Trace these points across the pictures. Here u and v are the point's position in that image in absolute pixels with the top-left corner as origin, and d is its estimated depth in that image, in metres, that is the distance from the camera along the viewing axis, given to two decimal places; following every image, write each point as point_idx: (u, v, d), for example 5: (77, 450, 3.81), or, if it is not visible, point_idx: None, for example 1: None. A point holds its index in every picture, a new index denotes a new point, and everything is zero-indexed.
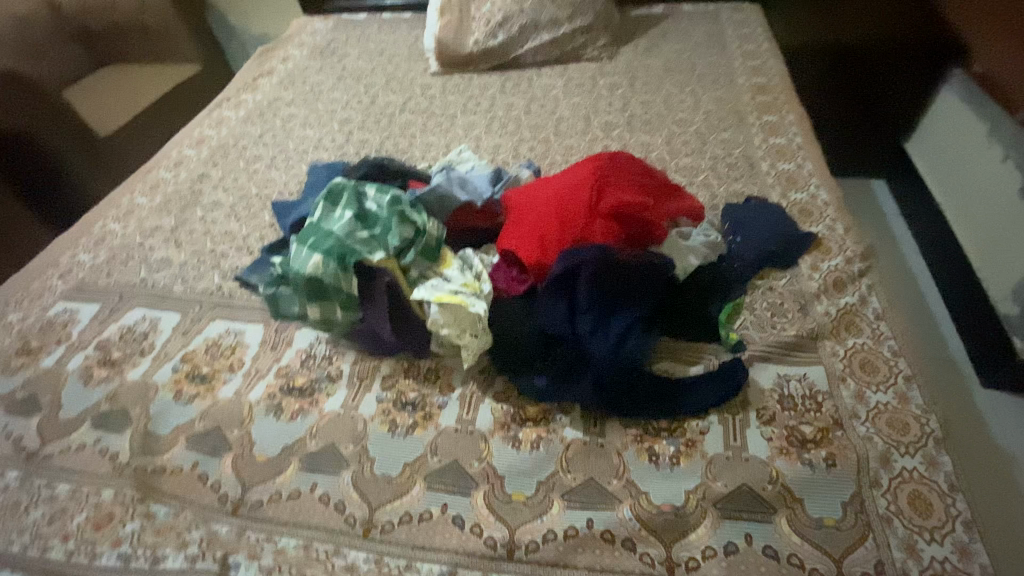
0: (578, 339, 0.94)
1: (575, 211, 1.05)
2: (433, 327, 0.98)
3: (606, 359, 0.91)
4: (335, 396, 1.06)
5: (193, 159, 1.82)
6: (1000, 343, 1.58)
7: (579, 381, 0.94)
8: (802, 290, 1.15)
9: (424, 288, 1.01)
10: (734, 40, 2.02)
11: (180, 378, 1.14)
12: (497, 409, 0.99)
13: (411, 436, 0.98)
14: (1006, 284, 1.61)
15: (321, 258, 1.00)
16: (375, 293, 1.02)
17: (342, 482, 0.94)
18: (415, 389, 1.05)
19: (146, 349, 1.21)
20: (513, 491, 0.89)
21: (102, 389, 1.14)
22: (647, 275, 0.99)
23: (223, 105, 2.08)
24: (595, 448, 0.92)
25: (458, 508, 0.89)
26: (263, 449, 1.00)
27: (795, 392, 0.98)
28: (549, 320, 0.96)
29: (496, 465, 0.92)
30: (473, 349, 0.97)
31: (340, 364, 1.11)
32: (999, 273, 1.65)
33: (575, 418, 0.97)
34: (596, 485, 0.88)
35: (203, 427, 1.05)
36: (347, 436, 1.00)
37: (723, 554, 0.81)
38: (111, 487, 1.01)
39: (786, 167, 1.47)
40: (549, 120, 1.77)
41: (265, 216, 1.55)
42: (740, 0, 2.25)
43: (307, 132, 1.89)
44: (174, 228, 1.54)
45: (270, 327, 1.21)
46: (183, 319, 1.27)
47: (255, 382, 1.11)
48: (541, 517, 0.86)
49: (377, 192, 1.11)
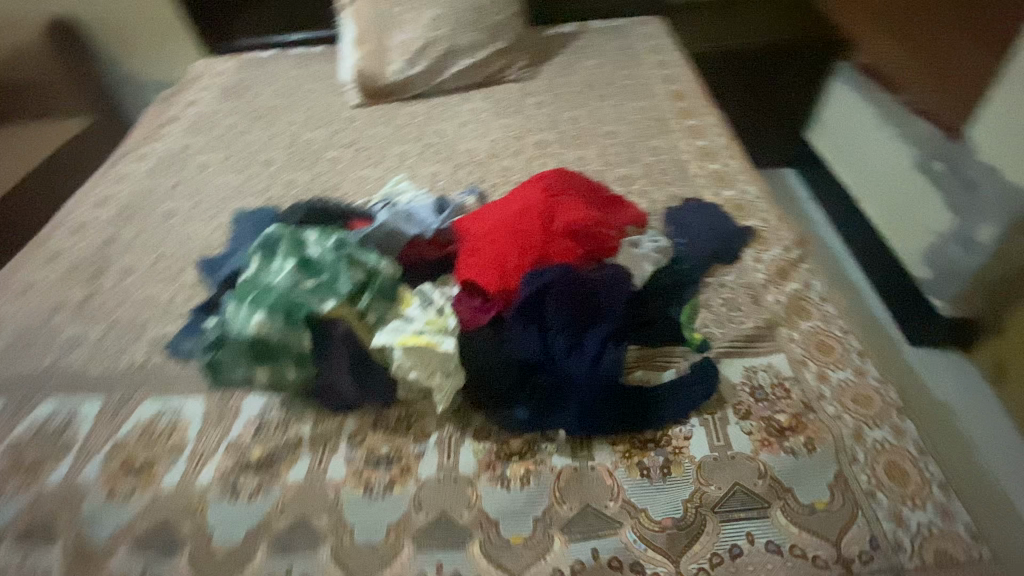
0: (553, 363, 0.93)
1: (531, 232, 1.04)
2: (401, 372, 0.94)
3: (586, 381, 0.90)
4: (298, 464, 0.97)
5: (97, 221, 1.64)
6: (917, 304, 1.76)
7: (560, 407, 0.92)
8: (752, 282, 1.18)
9: (386, 332, 0.95)
10: (645, 52, 2.12)
11: (112, 473, 0.99)
12: (479, 449, 0.95)
13: (391, 495, 0.91)
14: (916, 251, 1.82)
15: (266, 315, 0.91)
16: (330, 345, 0.94)
17: (321, 560, 0.85)
18: (387, 442, 0.98)
19: (66, 445, 1.05)
20: (510, 535, 0.85)
21: (16, 501, 0.98)
22: (610, 290, 1.00)
23: (125, 159, 1.90)
24: (587, 472, 0.90)
25: (454, 564, 0.83)
26: (223, 539, 0.89)
27: (764, 382, 1.00)
28: (522, 348, 0.93)
29: (488, 509, 0.88)
30: (446, 390, 0.92)
31: (298, 428, 1.01)
32: (907, 242, 1.86)
33: (561, 445, 0.94)
34: (594, 511, 0.86)
35: (147, 525, 0.91)
36: (318, 506, 0.91)
37: (730, 558, 0.80)
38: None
39: (714, 167, 1.53)
40: (482, 143, 1.76)
41: (189, 275, 1.41)
42: (644, 15, 2.37)
43: (225, 179, 1.76)
44: (83, 301, 1.37)
45: (211, 397, 1.09)
46: (107, 403, 1.12)
47: (203, 463, 0.99)
48: (543, 557, 0.82)
49: (319, 236, 1.04)
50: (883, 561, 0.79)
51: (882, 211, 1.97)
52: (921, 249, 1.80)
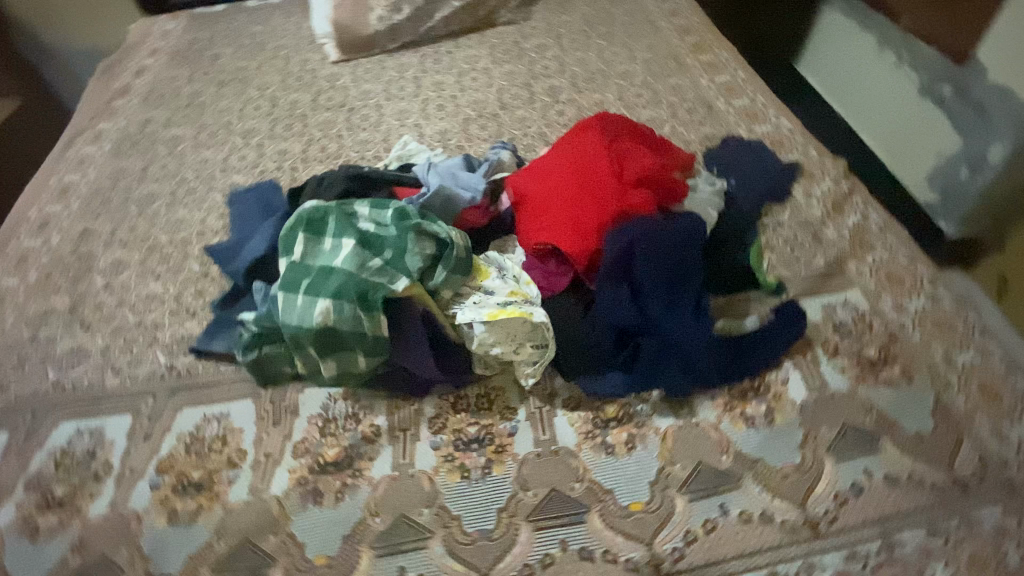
0: (652, 323, 0.89)
1: (603, 184, 0.96)
2: (484, 348, 0.87)
3: (688, 338, 0.88)
4: (381, 458, 0.89)
5: (63, 215, 1.43)
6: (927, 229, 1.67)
7: (664, 367, 0.88)
8: (808, 218, 1.16)
9: (467, 307, 0.87)
10: None
11: (166, 495, 0.89)
12: (574, 419, 0.90)
13: (491, 478, 0.86)
14: (920, 174, 1.73)
15: (333, 303, 0.81)
16: (406, 327, 0.85)
17: (434, 556, 0.80)
18: (474, 423, 0.91)
19: (101, 471, 0.93)
20: (630, 502, 0.81)
21: (59, 541, 0.86)
22: (695, 241, 0.94)
23: (77, 141, 1.66)
24: (692, 429, 0.87)
25: (579, 540, 0.79)
26: (318, 549, 0.82)
27: (846, 318, 0.99)
28: (619, 311, 0.88)
29: (599, 480, 0.84)
30: (540, 360, 0.88)
31: (372, 419, 0.93)
32: (909, 165, 1.77)
33: (658, 404, 0.90)
34: (708, 467, 0.83)
35: (226, 546, 0.83)
36: (416, 500, 0.85)
37: (854, 496, 0.80)
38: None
39: (741, 103, 1.48)
40: (489, 94, 1.63)
41: (193, 265, 1.26)
42: None
43: (205, 155, 1.57)
44: (74, 308, 1.21)
45: (261, 398, 0.99)
46: (138, 419, 0.99)
47: (272, 471, 0.90)
48: (670, 520, 0.79)
49: (372, 209, 0.92)
50: (995, 478, 0.81)
51: (880, 135, 1.87)
52: (925, 172, 1.71)
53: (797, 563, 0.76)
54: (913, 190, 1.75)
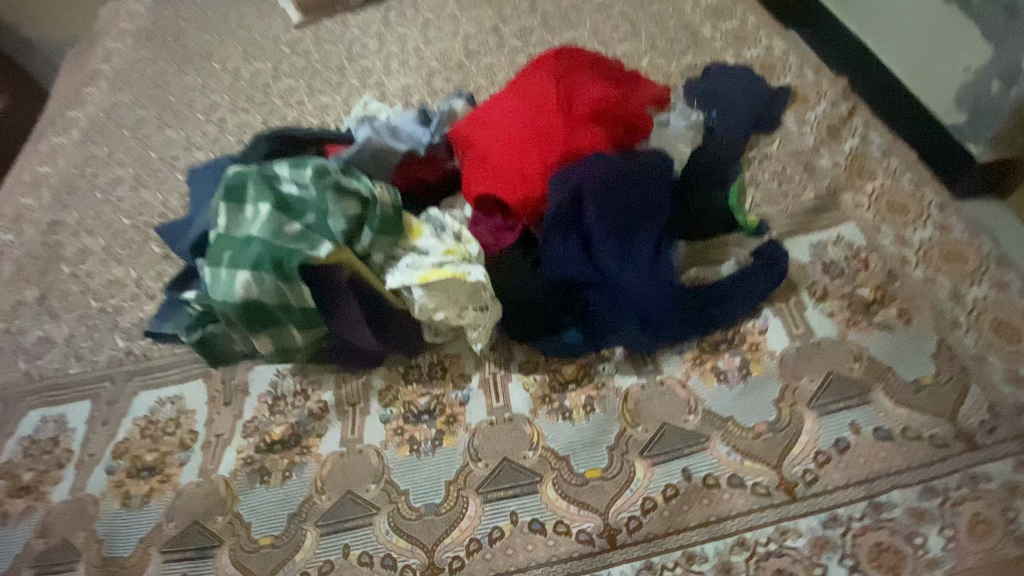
0: (606, 273, 0.80)
1: (550, 126, 0.86)
2: (424, 314, 0.80)
3: (643, 288, 0.78)
4: (330, 434, 0.85)
5: (34, 207, 1.42)
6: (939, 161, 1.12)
7: (620, 322, 0.80)
8: (799, 147, 1.04)
9: (399, 272, 0.79)
10: None
11: (121, 479, 0.87)
12: (529, 383, 0.83)
13: (441, 450, 0.81)
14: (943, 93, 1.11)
15: (251, 275, 0.75)
16: (335, 297, 0.79)
17: (380, 532, 0.76)
18: (425, 393, 0.86)
19: (61, 458, 0.92)
20: (586, 470, 0.75)
21: (20, 529, 0.86)
22: (650, 181, 0.85)
23: (47, 131, 1.64)
24: (657, 387, 0.79)
25: (530, 511, 0.73)
26: (264, 529, 0.79)
27: (837, 256, 0.88)
28: (566, 263, 0.80)
29: (554, 446, 0.77)
30: (484, 323, 0.80)
31: (320, 394, 0.89)
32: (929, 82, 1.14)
33: (621, 363, 0.82)
34: (673, 429, 0.76)
35: (175, 529, 0.81)
36: (363, 475, 0.80)
37: (838, 453, 0.71)
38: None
39: (730, 26, 1.32)
40: (454, 43, 1.51)
41: (154, 247, 1.23)
42: None
43: (169, 135, 1.52)
44: (42, 298, 1.20)
45: (213, 378, 0.96)
46: (97, 405, 0.98)
47: (222, 452, 0.87)
48: (629, 487, 0.73)
49: (292, 169, 0.83)
50: (1008, 427, 0.71)
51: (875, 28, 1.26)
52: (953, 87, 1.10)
53: (769, 530, 0.68)
54: (928, 104, 1.15)
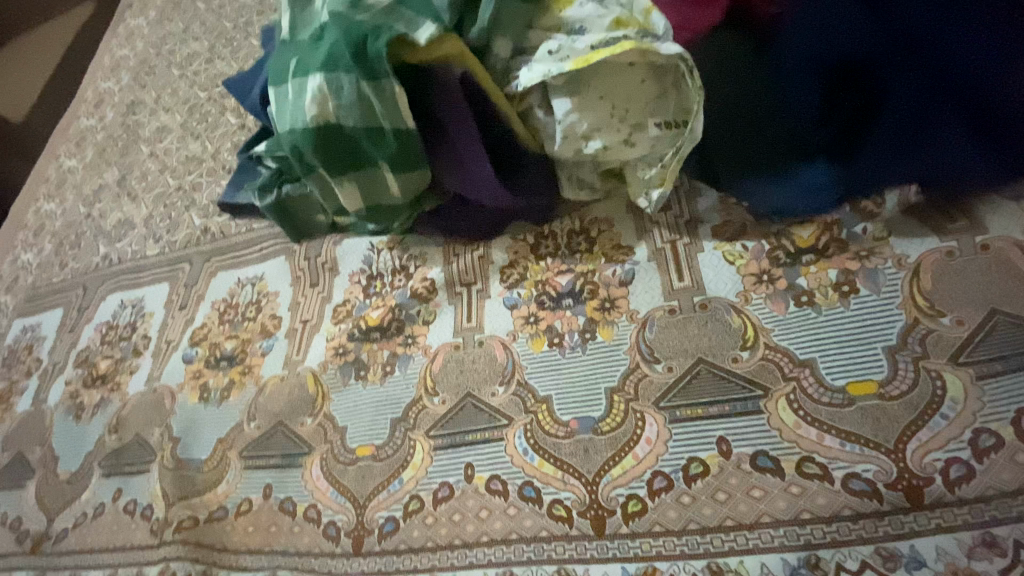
0: (910, 36, 0.46)
1: None
2: (572, 144, 0.52)
3: (987, 54, 0.44)
4: (439, 321, 0.63)
5: (115, 90, 1.31)
6: None
7: (937, 123, 0.45)
8: None
9: (538, 61, 0.49)
10: None
11: (198, 370, 0.73)
12: (732, 253, 0.54)
13: (597, 346, 0.55)
14: None
15: (323, 79, 0.51)
16: (445, 116, 0.53)
17: (515, 452, 0.53)
18: (566, 270, 0.60)
19: (139, 345, 0.80)
20: (847, 383, 0.46)
21: (98, 419, 0.75)
22: None
23: (127, 14, 1.51)
24: (973, 255, 0.47)
25: (751, 438, 0.46)
26: (360, 438, 0.60)
27: None
28: (833, 24, 0.47)
29: (784, 345, 0.49)
30: (670, 151, 0.51)
31: (424, 272, 0.67)
32: None
33: (898, 222, 0.50)
34: (1013, 319, 0.44)
35: (257, 430, 0.64)
36: (486, 376, 0.58)
37: None
38: (156, 561, 0.62)
39: None
40: None
41: (230, 117, 1.04)
42: None
43: (242, 0, 1.31)
44: (122, 180, 1.08)
45: (295, 254, 0.77)
46: (174, 288, 0.84)
47: (308, 342, 0.68)
48: (938, 412, 0.43)
49: None
50: None
51: None
52: None
53: None
54: None
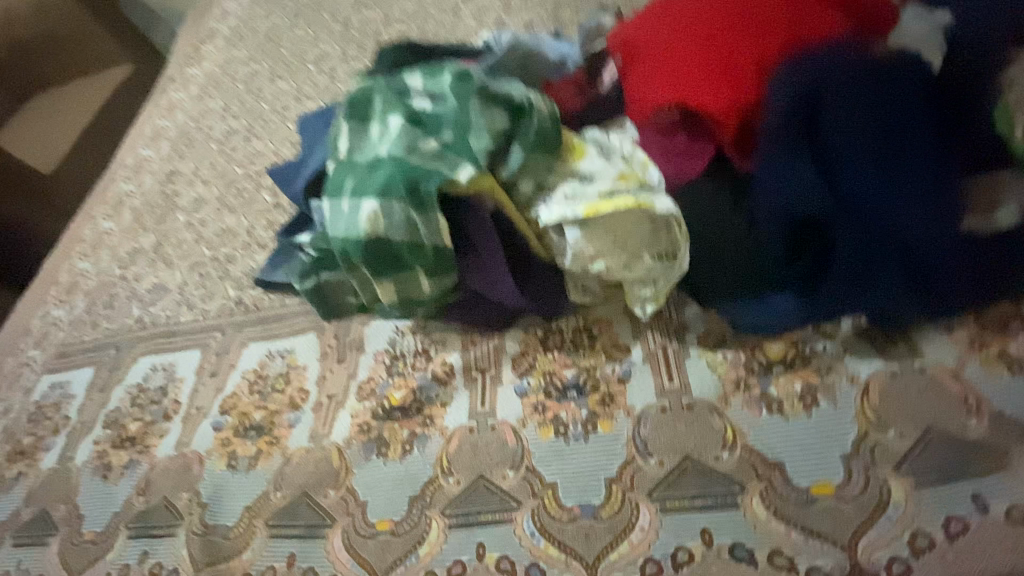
0: (855, 202, 0.57)
1: (770, 17, 0.63)
2: (580, 264, 0.62)
3: (913, 224, 0.55)
4: (455, 404, 0.71)
5: (154, 158, 1.42)
6: None
7: (876, 274, 0.56)
8: None
9: (554, 204, 0.62)
10: None
11: (227, 438, 0.78)
12: (715, 361, 0.63)
13: (597, 437, 0.63)
14: None
15: (378, 205, 0.62)
16: (476, 236, 0.64)
17: (523, 532, 0.60)
18: (571, 364, 0.69)
19: (170, 410, 0.86)
20: (810, 484, 0.54)
21: (126, 481, 0.80)
22: (918, 77, 0.59)
23: (168, 87, 1.64)
24: (913, 377, 0.56)
25: (730, 531, 0.54)
26: (380, 512, 0.66)
27: None
28: (796, 188, 0.57)
29: (758, 447, 0.57)
30: (662, 277, 0.62)
31: (444, 357, 0.75)
32: None
33: (851, 343, 0.60)
34: (944, 436, 0.53)
35: (283, 500, 0.70)
36: (497, 459, 0.65)
37: None
38: None
39: None
40: None
41: (265, 196, 1.15)
42: None
43: (280, 86, 1.45)
44: (158, 246, 1.17)
45: (324, 332, 0.85)
46: (206, 355, 0.91)
47: (334, 417, 0.75)
48: (884, 515, 0.51)
49: (426, 78, 0.69)
50: None
51: None
52: None
53: None
54: None
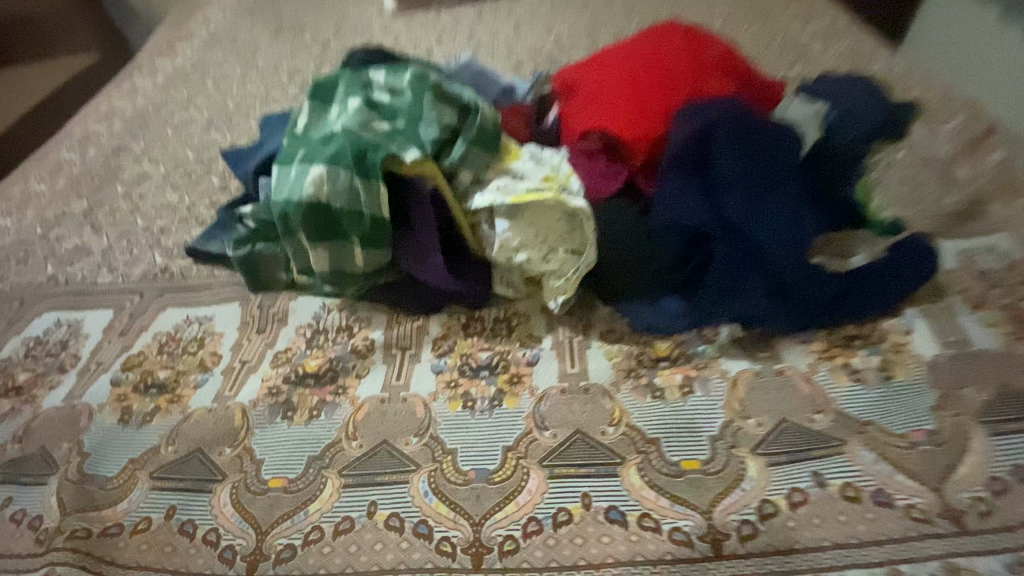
0: (734, 223, 0.67)
1: (680, 81, 0.78)
2: (506, 254, 0.70)
3: (776, 246, 0.66)
4: (371, 376, 0.73)
5: (104, 133, 1.41)
6: None
7: (745, 284, 0.66)
8: (931, 156, 0.92)
9: (488, 193, 0.70)
10: None
11: (125, 393, 0.76)
12: (613, 353, 0.70)
13: (501, 412, 0.67)
14: None
15: (325, 170, 0.67)
16: (414, 213, 0.70)
17: (417, 493, 0.61)
18: (487, 348, 0.73)
19: (67, 363, 0.83)
20: (681, 459, 0.60)
21: (5, 427, 0.75)
22: (786, 136, 0.73)
23: (134, 74, 1.66)
24: (774, 377, 0.65)
25: (608, 498, 0.58)
26: (275, 471, 0.65)
27: (991, 265, 0.73)
28: (686, 208, 0.68)
29: (640, 426, 0.63)
30: (574, 270, 0.69)
31: (367, 333, 0.78)
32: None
33: (726, 347, 0.69)
34: (795, 427, 0.61)
35: (173, 453, 0.68)
36: (402, 427, 0.67)
37: (1018, 482, 0.54)
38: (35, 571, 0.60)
39: (843, 46, 1.20)
40: (547, 35, 1.45)
41: (213, 179, 1.17)
42: None
43: (250, 89, 1.51)
44: (90, 212, 1.15)
45: (250, 302, 0.86)
46: (119, 315, 0.89)
47: (243, 381, 0.75)
48: (739, 486, 0.57)
49: (387, 75, 0.77)
50: None
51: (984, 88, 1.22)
52: None
53: (933, 566, 0.51)
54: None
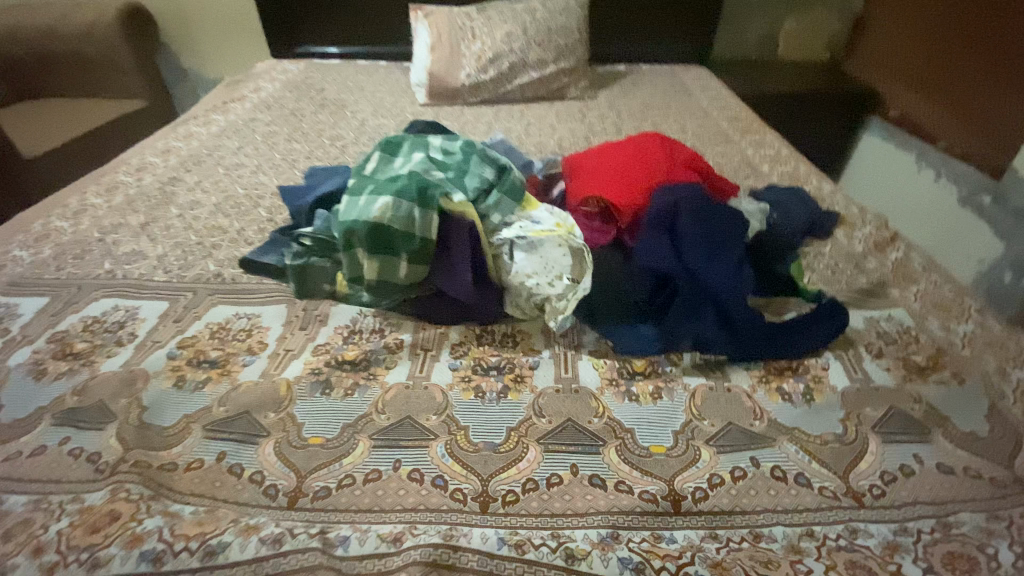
0: (692, 272, 0.89)
1: (657, 171, 1.05)
2: (520, 278, 0.89)
3: (724, 289, 0.87)
4: (398, 367, 0.87)
5: (160, 165, 1.61)
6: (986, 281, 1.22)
7: (700, 317, 0.87)
8: (849, 251, 1.18)
9: (514, 229, 0.92)
10: (707, 82, 2.16)
11: (179, 365, 0.88)
12: (600, 365, 0.87)
13: (506, 402, 0.82)
14: None
15: (390, 201, 0.87)
16: (452, 239, 0.90)
17: (435, 455, 0.74)
18: (496, 354, 0.90)
19: (124, 339, 0.94)
20: (650, 444, 0.75)
21: (64, 383, 0.85)
22: (733, 215, 0.98)
23: (189, 122, 1.89)
24: (725, 391, 0.83)
25: (591, 467, 0.72)
26: (314, 431, 0.77)
27: (890, 327, 0.95)
28: (657, 257, 0.90)
29: (619, 418, 0.79)
30: (572, 293, 0.88)
31: (397, 334, 0.93)
32: None
33: (689, 368, 0.87)
34: (738, 428, 0.77)
35: (224, 412, 0.79)
36: (423, 406, 0.81)
37: (903, 476, 0.71)
38: (96, 492, 0.69)
39: (785, 169, 1.52)
40: (552, 135, 1.76)
41: (261, 212, 1.36)
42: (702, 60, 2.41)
43: (294, 146, 1.75)
44: (146, 224, 1.31)
45: (294, 305, 1.01)
46: (173, 306, 1.02)
47: (287, 363, 0.88)
48: (695, 464, 0.72)
49: (442, 143, 1.03)
50: None
51: None
52: None
53: (838, 528, 0.66)
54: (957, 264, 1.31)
